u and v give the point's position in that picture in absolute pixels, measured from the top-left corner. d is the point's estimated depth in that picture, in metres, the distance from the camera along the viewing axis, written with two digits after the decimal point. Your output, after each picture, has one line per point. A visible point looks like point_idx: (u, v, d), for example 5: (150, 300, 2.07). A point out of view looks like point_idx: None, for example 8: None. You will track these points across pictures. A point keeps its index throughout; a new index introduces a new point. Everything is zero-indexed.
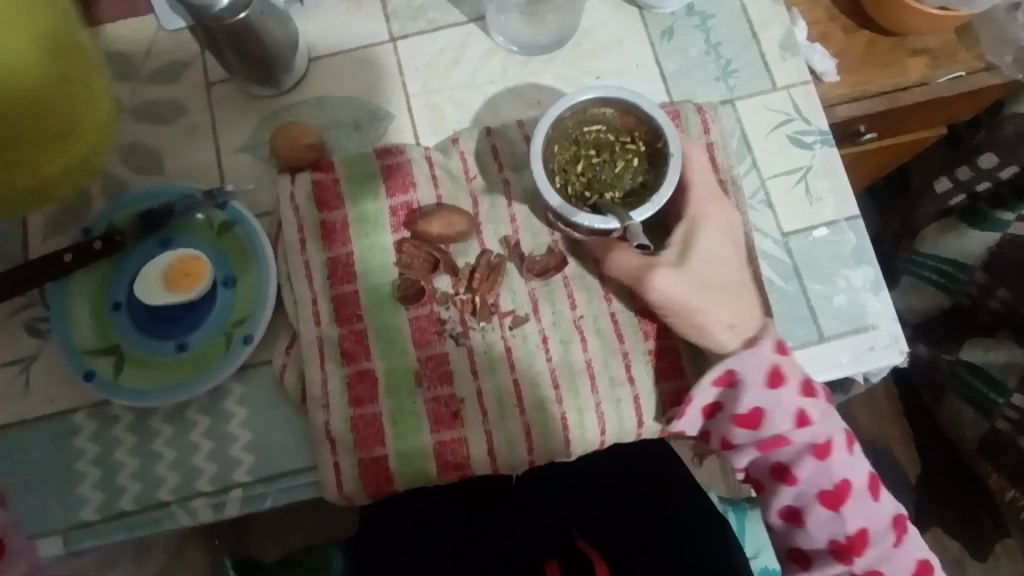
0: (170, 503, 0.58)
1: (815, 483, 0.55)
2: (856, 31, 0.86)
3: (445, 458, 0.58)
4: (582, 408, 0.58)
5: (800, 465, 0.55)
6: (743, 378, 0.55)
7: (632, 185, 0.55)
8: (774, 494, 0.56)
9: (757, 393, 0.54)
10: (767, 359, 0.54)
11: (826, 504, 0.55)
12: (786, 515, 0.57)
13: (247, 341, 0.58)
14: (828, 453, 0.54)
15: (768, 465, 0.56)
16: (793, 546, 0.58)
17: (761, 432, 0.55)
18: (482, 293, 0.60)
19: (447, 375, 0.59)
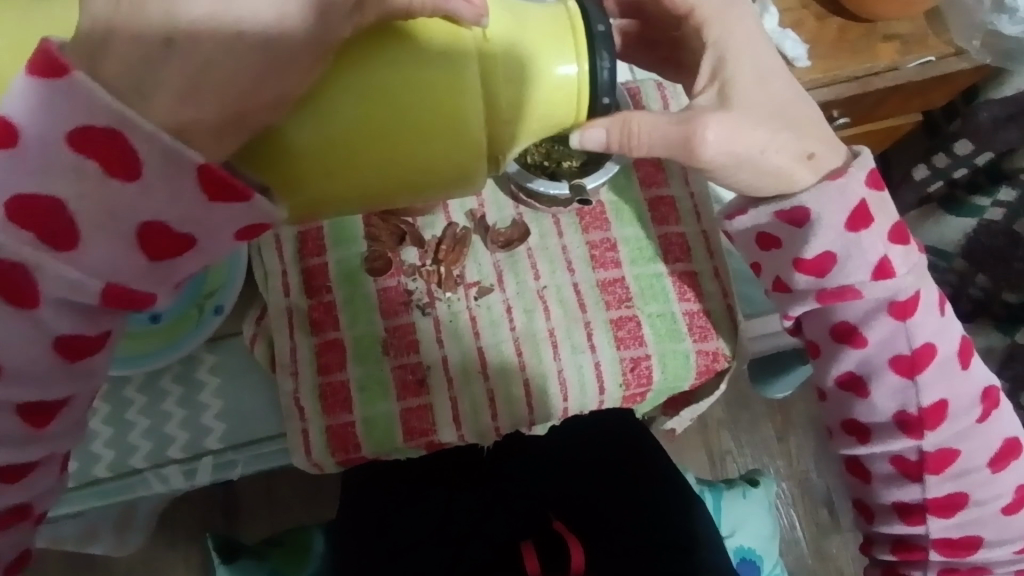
0: (143, 470, 0.59)
1: (899, 398, 0.53)
2: (828, 18, 0.83)
3: (412, 424, 0.59)
4: (544, 375, 0.60)
5: (886, 372, 0.52)
6: (817, 217, 0.49)
7: (589, 154, 0.61)
8: (834, 357, 0.54)
9: (832, 234, 0.49)
10: (855, 196, 0.49)
11: (900, 370, 0.52)
12: (846, 382, 0.54)
13: (219, 312, 0.58)
14: (919, 364, 0.52)
15: (833, 324, 0.53)
16: (850, 417, 0.56)
17: (858, 315, 0.52)
18: (447, 264, 0.62)
19: (414, 344, 0.60)
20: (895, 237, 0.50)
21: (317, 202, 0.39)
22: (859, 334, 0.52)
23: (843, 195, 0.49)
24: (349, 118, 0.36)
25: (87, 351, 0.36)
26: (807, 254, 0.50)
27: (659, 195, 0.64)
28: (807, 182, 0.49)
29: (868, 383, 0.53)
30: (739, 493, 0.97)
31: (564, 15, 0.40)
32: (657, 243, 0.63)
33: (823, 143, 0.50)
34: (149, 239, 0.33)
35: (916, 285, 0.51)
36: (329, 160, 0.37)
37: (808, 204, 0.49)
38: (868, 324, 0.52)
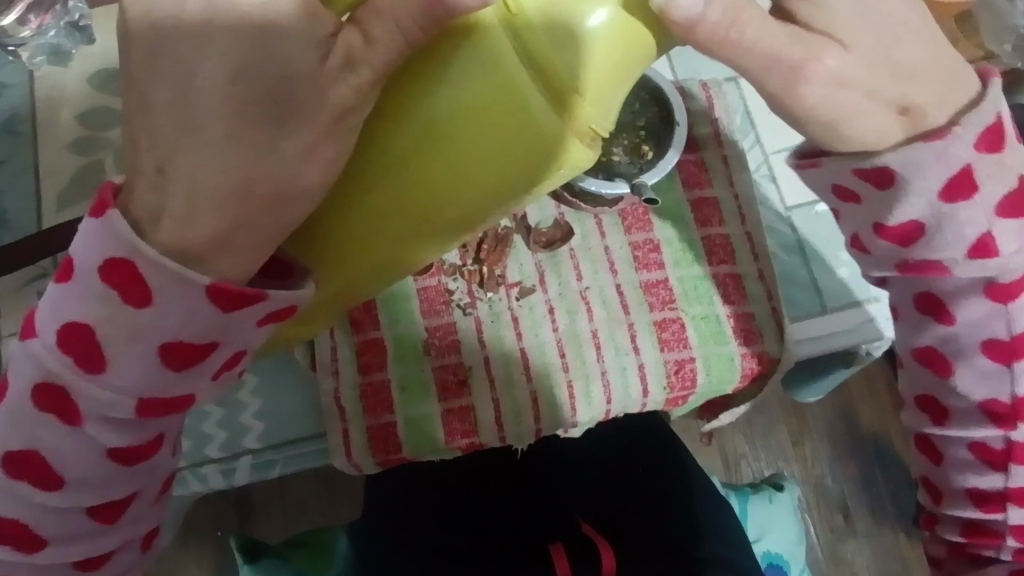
0: (180, 469, 0.58)
1: (990, 388, 0.43)
2: None
3: (453, 425, 0.58)
4: (588, 377, 0.59)
5: (974, 355, 0.43)
6: (904, 182, 0.38)
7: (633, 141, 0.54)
8: (918, 328, 0.45)
9: (924, 202, 0.38)
10: (957, 158, 0.37)
11: (993, 356, 0.42)
12: (927, 359, 0.45)
13: None
14: (1019, 352, 0.42)
15: (918, 292, 0.43)
16: (928, 395, 0.47)
17: (947, 288, 0.42)
18: (489, 264, 0.61)
19: (455, 345, 0.60)
20: (1009, 209, 0.39)
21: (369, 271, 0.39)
22: (946, 311, 0.42)
23: (942, 160, 0.37)
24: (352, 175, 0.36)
25: (144, 453, 0.38)
26: (891, 221, 0.39)
27: (702, 196, 0.63)
28: (894, 142, 0.37)
29: (952, 361, 0.44)
30: (766, 498, 0.97)
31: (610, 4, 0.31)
32: (700, 245, 0.62)
33: (927, 79, 0.37)
34: (173, 354, 0.34)
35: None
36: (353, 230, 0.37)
37: (900, 163, 0.37)
38: (957, 300, 0.42)
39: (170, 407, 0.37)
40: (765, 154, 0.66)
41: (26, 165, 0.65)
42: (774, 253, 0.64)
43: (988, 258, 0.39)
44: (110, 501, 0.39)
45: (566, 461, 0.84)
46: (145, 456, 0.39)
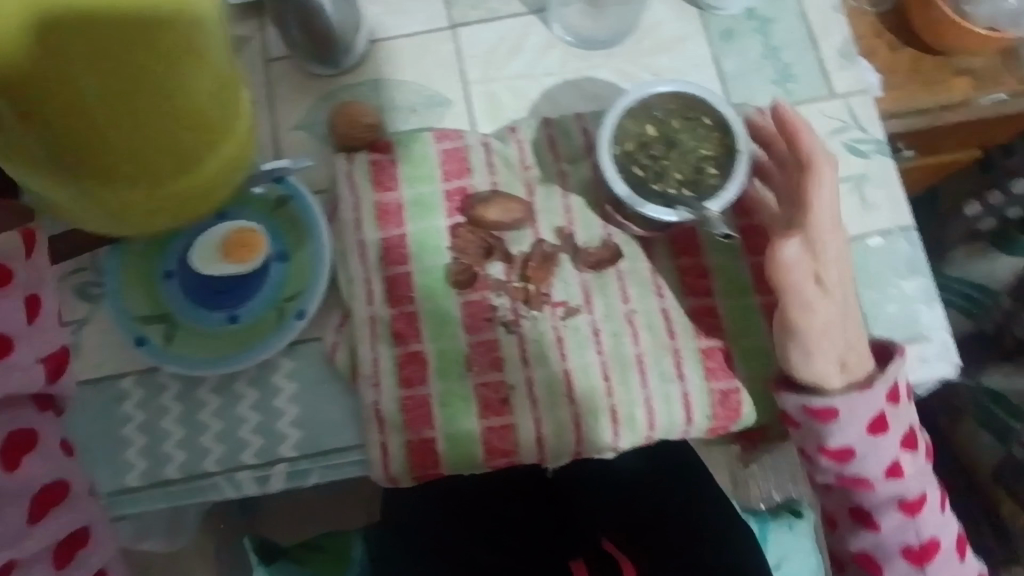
0: (215, 474, 0.58)
1: (879, 459, 0.56)
2: (901, 48, 0.83)
3: (493, 444, 0.57)
4: (632, 402, 0.58)
5: (863, 448, 0.55)
6: (861, 408, 0.54)
7: (696, 168, 0.53)
8: (817, 437, 0.56)
9: (867, 413, 0.54)
10: (863, 400, 0.54)
11: (870, 440, 0.55)
12: (833, 458, 0.56)
13: (300, 316, 0.59)
14: (916, 510, 0.57)
15: (816, 416, 0.55)
16: (842, 475, 0.57)
17: (839, 412, 0.55)
18: (535, 282, 0.60)
19: (498, 362, 0.59)
20: (831, 456, 0.56)
21: (207, 114, 0.45)
22: (832, 417, 0.55)
23: (863, 405, 0.54)
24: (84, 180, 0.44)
25: (73, 552, 0.48)
26: (858, 433, 0.55)
27: (753, 223, 0.62)
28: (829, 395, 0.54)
29: (851, 454, 0.56)
30: (786, 524, 0.96)
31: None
32: (749, 274, 0.61)
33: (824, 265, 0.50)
34: (13, 445, 0.46)
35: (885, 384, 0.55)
36: (149, 154, 0.43)
37: (845, 402, 0.54)
38: (838, 417, 0.55)
39: (39, 512, 0.46)
40: None
41: None
42: None
43: (841, 462, 0.56)
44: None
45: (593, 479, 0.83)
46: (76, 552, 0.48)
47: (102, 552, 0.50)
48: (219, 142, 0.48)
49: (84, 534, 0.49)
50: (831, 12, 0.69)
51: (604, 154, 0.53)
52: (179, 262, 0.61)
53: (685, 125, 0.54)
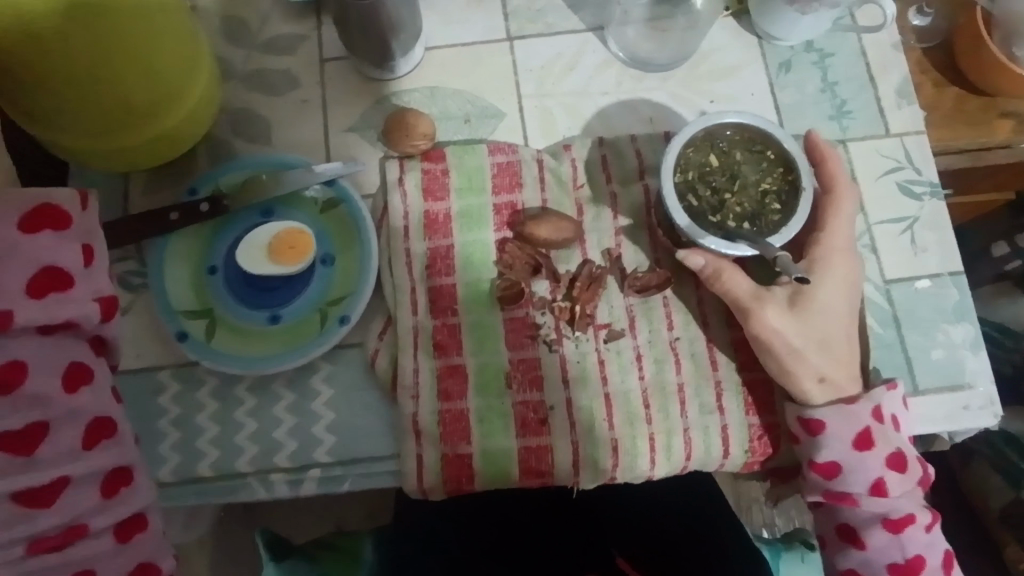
0: (247, 475, 0.57)
1: (859, 471, 0.54)
2: (946, 86, 0.83)
3: (529, 464, 0.57)
4: (671, 431, 0.58)
5: (848, 456, 0.54)
6: (839, 412, 0.54)
7: (757, 202, 0.53)
8: (806, 447, 0.55)
9: (851, 421, 0.54)
10: (850, 412, 0.54)
11: (857, 451, 0.54)
12: (822, 471, 0.55)
13: (343, 322, 0.58)
14: (903, 528, 0.54)
15: (802, 428, 0.56)
16: (827, 488, 0.55)
17: (821, 421, 0.55)
18: (581, 303, 0.60)
19: (538, 381, 0.59)
20: (817, 469, 0.55)
21: (176, 63, 0.54)
22: (818, 429, 0.55)
23: (848, 415, 0.54)
24: (75, 108, 0.51)
25: (118, 486, 0.44)
26: (845, 436, 0.54)
27: None
28: (817, 402, 0.55)
29: (834, 463, 0.54)
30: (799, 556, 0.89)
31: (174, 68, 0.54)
32: None
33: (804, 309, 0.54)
34: (68, 374, 0.42)
35: (868, 400, 0.55)
36: (148, 96, 0.53)
37: (825, 410, 0.54)
38: (819, 426, 0.55)
39: (89, 440, 0.43)
40: (869, 223, 0.64)
41: None
42: (870, 326, 0.61)
43: (827, 478, 0.55)
44: (45, 534, 0.41)
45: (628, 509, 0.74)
46: (133, 534, 0.45)
47: (144, 499, 0.46)
48: (195, 68, 0.57)
49: (141, 518, 0.45)
50: (891, 50, 0.68)
51: (668, 180, 0.53)
52: (225, 257, 0.60)
53: (749, 158, 0.54)
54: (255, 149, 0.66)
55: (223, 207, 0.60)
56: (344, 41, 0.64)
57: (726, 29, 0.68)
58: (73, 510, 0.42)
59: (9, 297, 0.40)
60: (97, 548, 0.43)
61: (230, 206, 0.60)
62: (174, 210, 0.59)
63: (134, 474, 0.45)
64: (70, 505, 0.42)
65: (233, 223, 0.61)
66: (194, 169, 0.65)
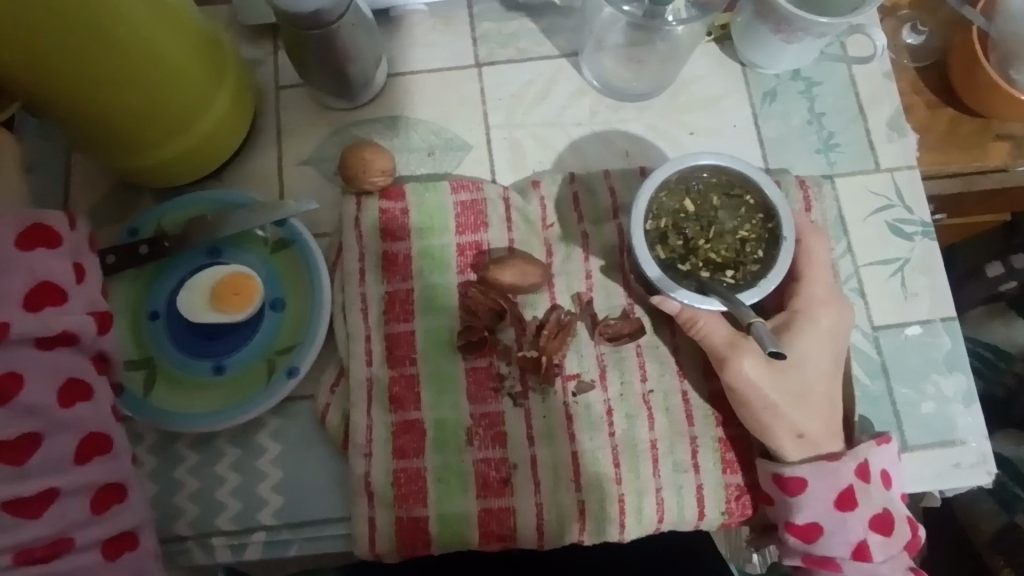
0: (187, 538, 0.53)
1: (841, 534, 0.50)
2: (940, 107, 0.79)
3: (489, 528, 0.53)
4: (641, 492, 0.54)
5: (828, 518, 0.50)
6: (820, 472, 0.51)
7: (734, 250, 0.49)
8: (783, 508, 0.52)
9: (832, 480, 0.50)
10: (831, 471, 0.51)
11: (838, 512, 0.50)
12: (801, 534, 0.51)
13: (291, 374, 0.54)
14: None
15: (779, 486, 0.52)
16: (806, 551, 0.52)
17: (799, 480, 0.51)
18: (548, 353, 0.55)
19: (501, 437, 0.55)
20: (796, 532, 0.51)
21: (194, 79, 0.52)
22: (797, 489, 0.51)
23: (830, 474, 0.50)
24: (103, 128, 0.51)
25: (109, 502, 0.44)
26: (825, 497, 0.50)
27: None
28: (794, 457, 0.51)
29: (813, 526, 0.51)
30: None
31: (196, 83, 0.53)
32: None
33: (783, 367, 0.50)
34: (65, 388, 0.42)
35: (852, 457, 0.51)
36: (169, 112, 0.52)
37: (804, 468, 0.51)
38: (796, 485, 0.51)
39: (83, 453, 0.43)
40: (856, 265, 0.60)
41: (59, 173, 0.61)
42: (856, 377, 0.57)
43: (807, 541, 0.51)
44: (29, 545, 0.40)
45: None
46: (121, 552, 0.44)
47: (135, 516, 0.45)
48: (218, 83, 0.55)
49: (130, 535, 0.45)
50: (882, 79, 0.64)
51: (637, 228, 0.49)
52: (167, 301, 0.56)
53: (726, 203, 0.50)
54: (204, 186, 0.62)
55: (164, 249, 0.55)
56: (299, 71, 0.60)
57: (708, 56, 0.65)
58: (60, 521, 0.41)
59: (8, 309, 0.40)
60: (81, 563, 0.42)
61: (171, 248, 0.56)
62: (111, 253, 0.55)
63: (127, 491, 0.45)
64: (57, 517, 0.41)
65: (177, 264, 0.57)
66: (135, 204, 0.60)
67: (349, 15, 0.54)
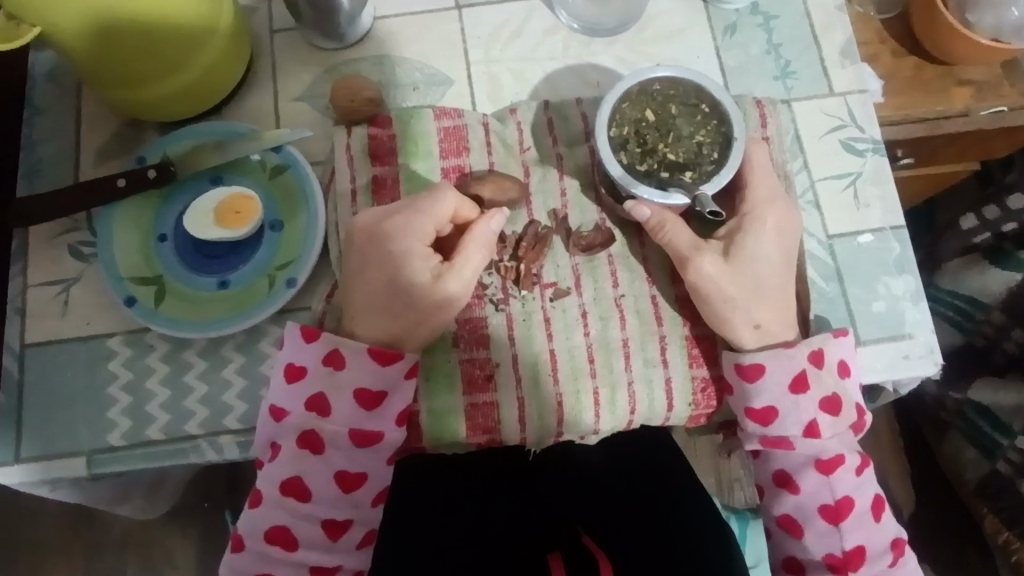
0: (197, 437, 0.58)
1: (794, 415, 0.55)
2: (904, 56, 0.81)
3: (476, 421, 0.58)
4: (615, 385, 0.59)
5: (781, 402, 0.55)
6: (775, 361, 0.55)
7: (693, 151, 0.54)
8: (741, 395, 0.56)
9: (786, 367, 0.55)
10: (788, 361, 0.55)
11: (791, 394, 0.55)
12: (758, 418, 0.56)
13: (290, 284, 0.59)
14: (833, 469, 0.55)
15: (738, 376, 0.56)
16: (764, 435, 0.56)
17: (755, 368, 0.55)
18: (526, 262, 0.60)
19: (484, 340, 0.59)
20: (754, 416, 0.56)
21: (192, 30, 0.57)
22: (755, 376, 0.55)
23: (786, 363, 0.55)
24: (107, 69, 0.56)
25: None
26: (779, 383, 0.55)
27: None
28: (751, 348, 0.56)
29: (770, 410, 0.55)
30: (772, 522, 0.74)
31: (197, 32, 0.58)
32: None
33: (744, 265, 0.55)
34: None
35: (806, 346, 0.55)
36: (168, 56, 0.57)
37: (761, 358, 0.55)
38: (755, 373, 0.55)
39: None
40: (812, 180, 0.65)
41: (70, 112, 0.66)
42: (812, 279, 0.62)
43: (764, 425, 0.56)
44: None
45: (579, 471, 0.67)
46: None
47: None
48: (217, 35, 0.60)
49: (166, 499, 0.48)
50: (835, 11, 0.69)
51: (602, 133, 0.53)
52: (174, 225, 0.61)
53: (683, 111, 0.55)
54: (205, 120, 0.66)
55: (170, 173, 0.60)
56: (292, 11, 0.65)
57: None
58: None
59: None
60: None
61: (177, 172, 0.61)
62: (121, 177, 0.60)
63: None
64: None
65: (183, 190, 0.62)
66: (142, 137, 0.65)
67: None
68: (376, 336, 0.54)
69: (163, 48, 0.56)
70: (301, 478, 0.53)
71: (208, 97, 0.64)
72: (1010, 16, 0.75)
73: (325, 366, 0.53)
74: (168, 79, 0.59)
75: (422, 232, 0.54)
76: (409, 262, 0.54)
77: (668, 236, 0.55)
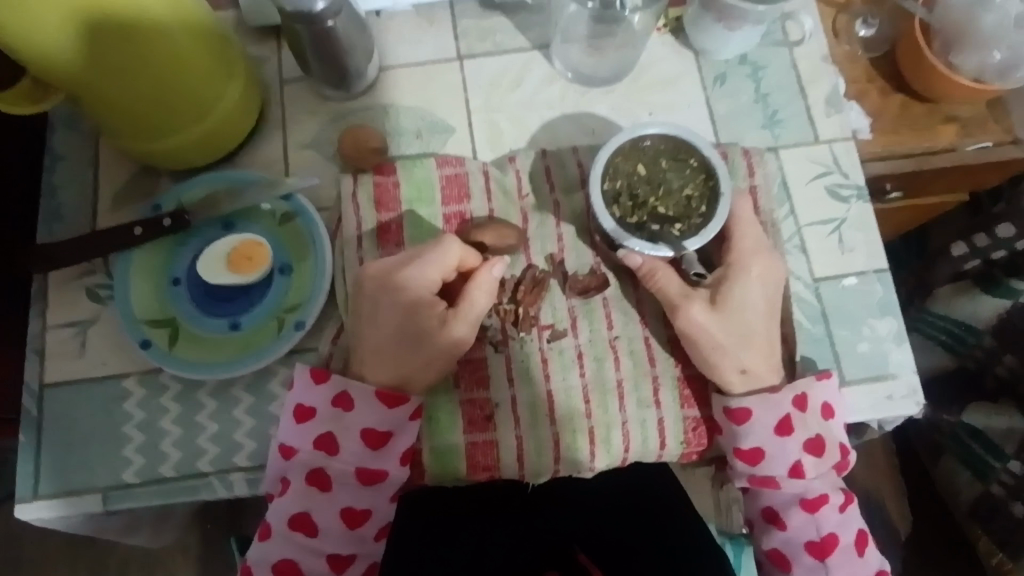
0: (209, 474, 0.60)
1: (781, 456, 0.57)
2: (891, 94, 0.84)
3: (476, 459, 0.60)
4: (610, 424, 0.61)
5: (768, 443, 0.57)
6: (761, 404, 0.58)
7: (682, 204, 0.57)
8: (731, 436, 0.59)
9: (772, 410, 0.58)
10: (775, 405, 0.58)
11: (777, 436, 0.57)
12: (746, 458, 0.58)
13: (298, 327, 0.61)
14: (818, 507, 0.57)
15: (728, 418, 0.58)
16: (752, 474, 0.58)
17: (743, 411, 0.58)
18: (525, 305, 0.63)
19: (484, 380, 0.62)
20: (743, 457, 0.58)
21: (206, 82, 0.60)
22: (743, 418, 0.58)
23: (772, 406, 0.58)
24: (127, 121, 0.59)
25: None
26: (765, 425, 0.58)
27: None
28: (739, 391, 0.58)
29: (758, 450, 0.58)
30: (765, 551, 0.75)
31: (210, 83, 0.61)
32: None
33: (731, 312, 0.57)
34: None
35: (791, 389, 0.58)
36: (184, 108, 0.60)
37: (748, 401, 0.58)
38: (743, 416, 0.58)
39: None
40: (799, 225, 0.67)
41: (87, 160, 0.69)
42: (799, 322, 0.64)
43: (752, 464, 0.58)
44: None
45: (577, 502, 0.68)
46: None
47: None
48: (229, 85, 0.63)
49: None
50: (820, 62, 0.72)
51: (595, 188, 0.56)
52: (187, 269, 0.64)
53: (673, 166, 0.58)
54: (217, 168, 0.69)
55: (184, 221, 0.63)
56: (302, 64, 0.68)
57: (664, 44, 0.72)
58: None
59: None
60: None
61: (191, 220, 0.63)
62: (138, 225, 0.63)
63: None
64: None
65: (196, 235, 0.65)
66: (156, 184, 0.68)
67: (341, 15, 0.62)
68: (380, 380, 0.57)
69: (179, 101, 0.59)
70: (309, 514, 0.55)
71: (221, 144, 0.67)
72: (993, 59, 0.79)
73: (333, 408, 0.56)
74: (185, 128, 0.62)
75: (426, 281, 0.57)
76: (413, 310, 0.56)
77: (659, 284, 0.58)
